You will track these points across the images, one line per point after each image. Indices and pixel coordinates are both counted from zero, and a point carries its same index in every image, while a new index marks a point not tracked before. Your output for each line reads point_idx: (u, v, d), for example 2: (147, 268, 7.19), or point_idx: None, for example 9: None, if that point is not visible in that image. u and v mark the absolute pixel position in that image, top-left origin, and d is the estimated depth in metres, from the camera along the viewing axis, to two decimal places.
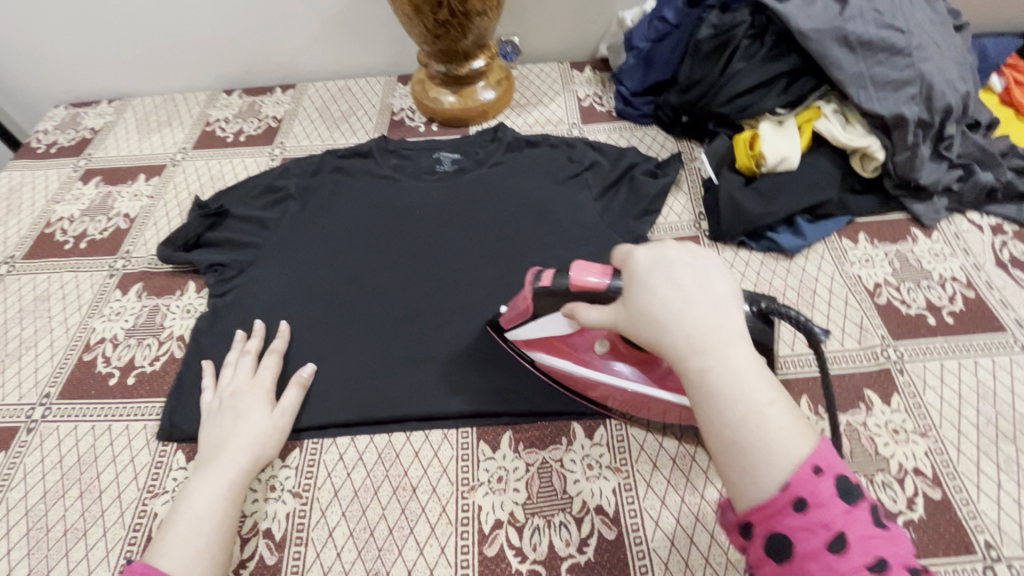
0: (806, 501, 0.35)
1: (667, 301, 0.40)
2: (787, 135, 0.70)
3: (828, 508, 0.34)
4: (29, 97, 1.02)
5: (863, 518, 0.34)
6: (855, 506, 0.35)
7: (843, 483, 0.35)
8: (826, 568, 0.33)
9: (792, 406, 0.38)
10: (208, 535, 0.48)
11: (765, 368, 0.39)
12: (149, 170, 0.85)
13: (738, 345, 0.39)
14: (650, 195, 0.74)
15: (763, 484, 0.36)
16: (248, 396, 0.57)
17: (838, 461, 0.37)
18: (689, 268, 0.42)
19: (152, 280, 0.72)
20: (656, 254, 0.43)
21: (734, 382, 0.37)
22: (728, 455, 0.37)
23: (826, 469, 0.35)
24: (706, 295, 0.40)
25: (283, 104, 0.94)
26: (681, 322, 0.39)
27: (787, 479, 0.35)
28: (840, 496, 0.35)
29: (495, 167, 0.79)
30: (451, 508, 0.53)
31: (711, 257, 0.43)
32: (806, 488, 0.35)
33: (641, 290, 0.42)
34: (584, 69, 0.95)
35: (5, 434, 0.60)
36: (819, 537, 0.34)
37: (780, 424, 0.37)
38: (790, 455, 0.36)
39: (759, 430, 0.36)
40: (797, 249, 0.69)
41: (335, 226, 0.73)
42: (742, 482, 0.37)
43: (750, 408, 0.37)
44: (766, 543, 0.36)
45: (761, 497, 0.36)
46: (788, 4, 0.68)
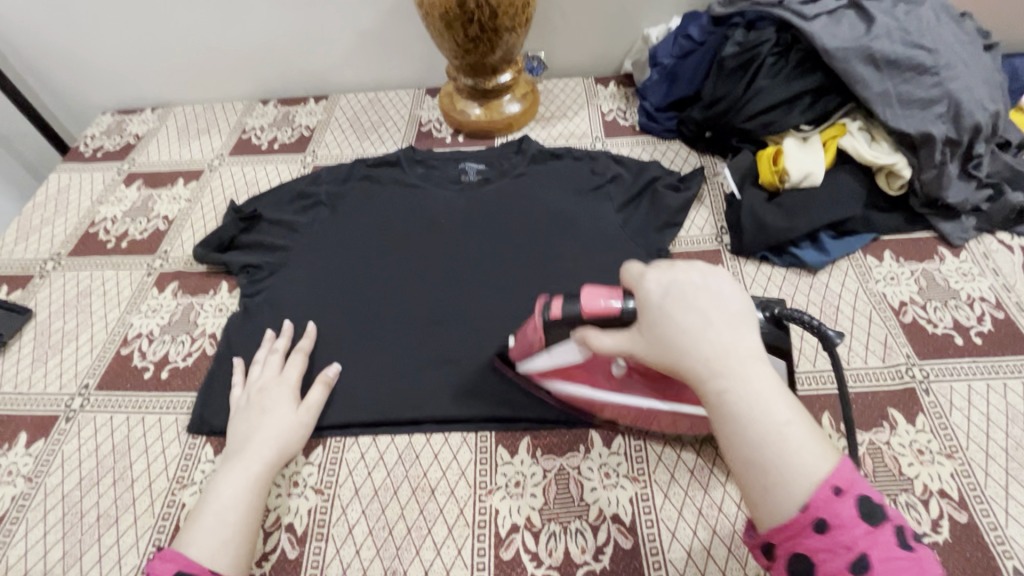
0: (827, 523, 0.36)
1: (684, 326, 0.41)
2: (812, 152, 0.70)
3: (849, 530, 0.36)
4: (79, 104, 1.07)
5: (886, 540, 0.36)
6: (877, 527, 0.36)
7: (866, 504, 0.36)
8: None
9: (813, 425, 0.39)
10: (233, 526, 0.50)
11: (784, 386, 0.40)
12: (188, 175, 0.89)
13: (757, 365, 0.40)
14: (672, 209, 0.75)
15: (784, 506, 0.37)
16: (275, 392, 0.59)
17: (860, 481, 0.37)
18: (701, 289, 0.42)
19: (187, 279, 0.75)
20: (667, 278, 0.43)
21: (754, 404, 0.38)
22: (749, 475, 0.39)
23: (846, 491, 0.36)
24: (721, 315, 0.41)
25: (315, 114, 0.97)
26: (700, 346, 0.40)
27: (807, 500, 0.37)
28: (861, 517, 0.36)
29: (519, 179, 0.80)
30: (468, 511, 0.54)
31: (721, 274, 0.44)
32: (827, 510, 0.36)
33: (657, 315, 0.42)
34: (608, 84, 0.97)
35: (45, 422, 0.63)
36: (841, 558, 0.35)
37: (802, 445, 0.38)
38: (812, 476, 0.37)
39: (781, 451, 0.38)
40: (820, 266, 0.69)
41: (364, 232, 0.76)
42: (762, 503, 0.38)
43: (773, 429, 0.38)
44: (788, 563, 0.37)
45: (781, 518, 0.37)
46: (813, 23, 0.69)
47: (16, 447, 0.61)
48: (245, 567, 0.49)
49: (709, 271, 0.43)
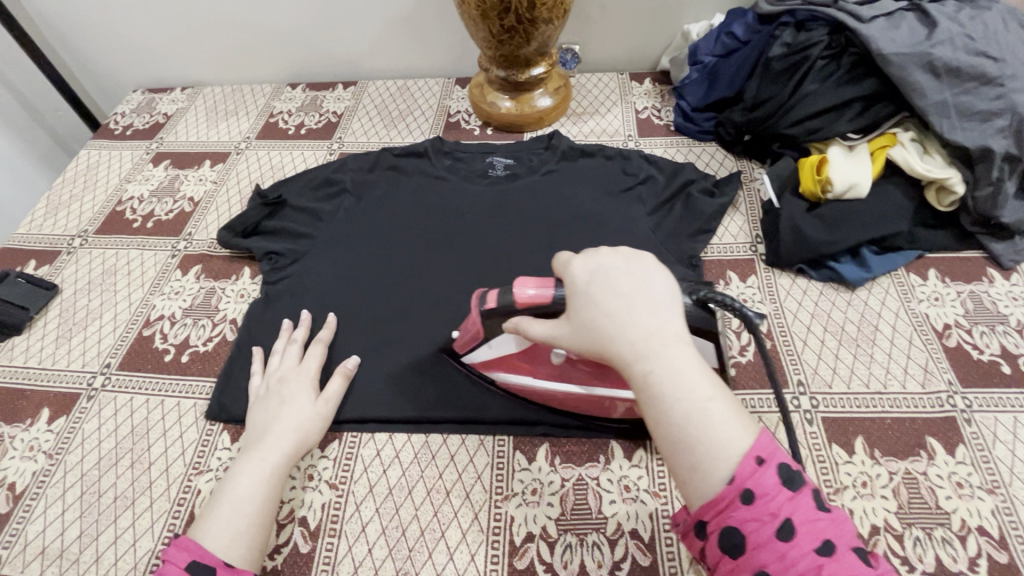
0: (753, 493, 0.37)
1: (611, 311, 0.43)
2: (857, 162, 0.67)
3: (773, 498, 0.37)
4: (112, 81, 1.08)
5: (807, 503, 0.37)
6: (798, 492, 0.37)
7: (785, 471, 0.38)
8: (777, 556, 0.35)
9: (730, 399, 0.41)
10: (249, 518, 0.49)
11: (703, 364, 0.41)
12: (215, 157, 0.89)
13: (678, 345, 0.41)
14: (706, 214, 0.72)
15: (709, 480, 0.38)
16: (294, 383, 0.59)
17: (779, 450, 0.39)
18: (626, 276, 0.44)
19: (210, 263, 0.75)
20: (594, 264, 0.46)
21: (675, 383, 0.40)
22: (675, 454, 0.40)
23: (767, 460, 0.38)
24: (645, 301, 0.43)
25: (344, 100, 0.96)
26: (624, 331, 0.42)
27: (732, 473, 0.38)
28: (783, 483, 0.37)
29: (549, 175, 0.78)
30: (483, 516, 0.53)
31: (647, 262, 0.46)
32: (751, 480, 0.37)
33: (586, 303, 0.44)
34: (643, 81, 0.94)
35: (67, 398, 0.63)
36: (768, 526, 0.36)
37: (721, 419, 0.39)
38: (733, 449, 0.38)
39: (702, 428, 0.39)
40: (860, 282, 0.66)
41: (387, 223, 0.75)
42: (692, 480, 0.39)
43: (693, 405, 0.39)
44: (720, 540, 0.38)
45: (708, 492, 0.38)
46: (871, 26, 0.65)
47: (38, 423, 0.62)
48: (258, 560, 0.49)
49: (634, 258, 0.46)
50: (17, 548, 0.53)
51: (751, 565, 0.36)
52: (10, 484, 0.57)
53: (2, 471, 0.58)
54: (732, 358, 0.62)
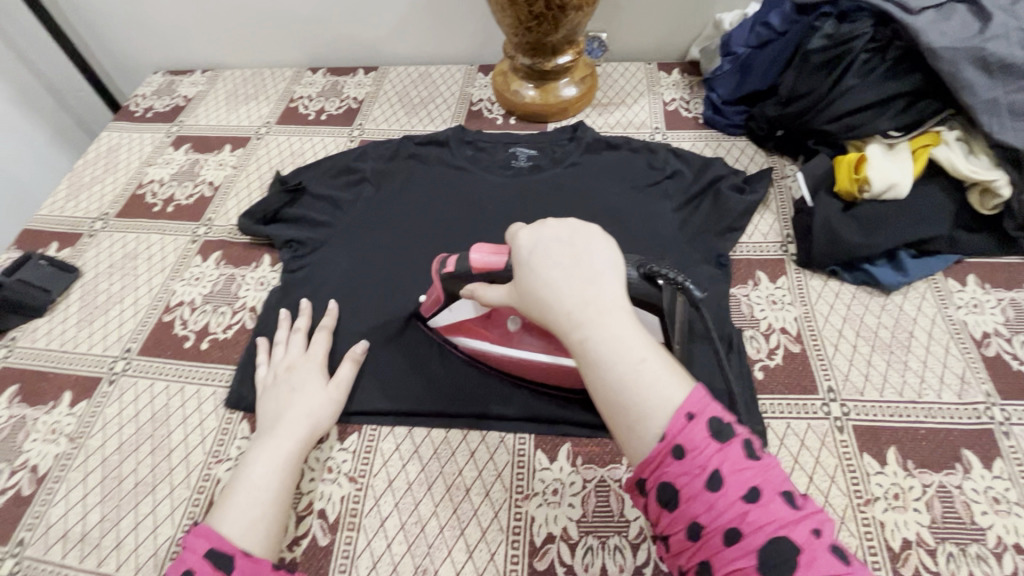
0: (683, 448, 0.36)
1: (549, 281, 0.42)
2: (898, 161, 0.65)
3: (702, 452, 0.36)
4: (132, 62, 1.07)
5: (736, 452, 0.36)
6: (727, 444, 0.36)
7: (716, 424, 0.37)
8: (707, 507, 0.35)
9: (667, 358, 0.40)
10: (264, 504, 0.49)
11: (640, 327, 0.41)
12: (235, 142, 0.88)
13: (615, 309, 0.41)
14: (735, 212, 0.70)
15: (643, 439, 0.37)
16: (304, 371, 0.59)
17: (712, 404, 0.38)
18: (567, 246, 0.44)
19: (230, 249, 0.74)
20: (536, 237, 0.45)
21: (608, 347, 0.39)
22: (612, 416, 0.39)
23: (697, 414, 0.37)
24: (584, 269, 0.43)
25: (364, 85, 0.95)
26: (560, 299, 0.41)
27: (664, 430, 0.37)
28: (711, 436, 0.36)
29: (573, 168, 0.76)
30: (504, 515, 0.52)
31: (590, 231, 0.45)
32: (681, 435, 0.36)
33: (528, 274, 0.44)
34: (671, 71, 0.91)
35: (88, 382, 0.63)
36: (698, 478, 0.35)
37: (655, 379, 0.38)
38: (665, 407, 0.37)
39: (635, 390, 0.38)
40: (896, 286, 0.64)
41: (407, 214, 0.73)
42: (629, 441, 0.38)
43: (627, 367, 0.39)
44: (657, 496, 0.37)
45: (642, 452, 0.37)
46: (920, 17, 0.62)
47: (60, 406, 0.62)
48: (275, 549, 0.48)
49: (576, 228, 0.45)
50: (40, 531, 0.54)
51: (684, 518, 0.36)
52: (33, 467, 0.58)
53: (24, 453, 0.59)
54: (759, 361, 0.60)
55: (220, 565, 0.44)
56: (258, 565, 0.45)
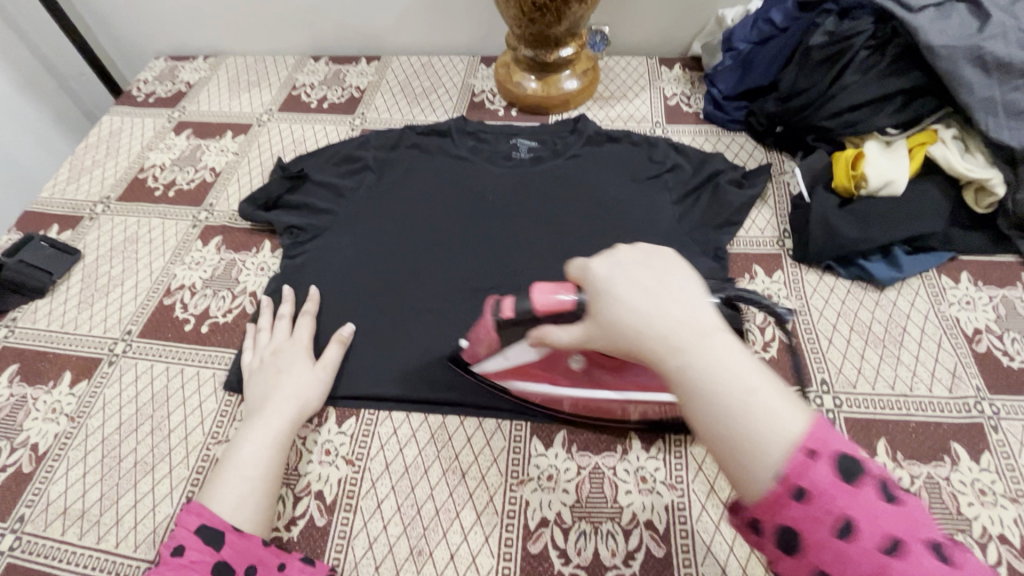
0: (807, 491, 0.33)
1: (634, 305, 0.40)
2: (895, 159, 0.65)
3: (831, 496, 0.33)
4: (134, 46, 1.07)
5: (871, 496, 0.33)
6: (859, 486, 0.33)
7: (843, 463, 0.33)
8: (836, 556, 0.32)
9: (779, 384, 0.37)
10: (253, 481, 0.50)
11: (746, 350, 0.38)
12: (237, 128, 0.88)
13: (714, 333, 0.38)
14: (733, 206, 0.70)
15: (760, 477, 0.34)
16: (290, 353, 0.60)
17: (837, 440, 0.34)
18: (647, 269, 0.42)
19: (231, 235, 0.75)
20: (611, 262, 0.43)
21: (714, 373, 0.36)
22: (724, 450, 0.36)
23: (820, 452, 0.34)
24: (670, 292, 0.40)
25: (367, 74, 0.95)
26: (650, 323, 0.39)
27: (782, 470, 0.34)
28: (841, 477, 0.33)
29: (573, 160, 0.77)
30: (498, 499, 0.53)
31: (667, 256, 0.43)
32: (804, 476, 0.33)
33: (607, 299, 0.41)
34: (673, 66, 0.92)
35: (89, 363, 0.64)
36: (826, 526, 0.32)
37: (769, 409, 0.35)
38: (782, 441, 0.34)
39: (745, 420, 0.35)
40: (890, 282, 0.64)
41: (408, 202, 0.74)
42: (741, 477, 0.35)
43: (737, 396, 0.36)
44: (776, 539, 0.34)
45: (760, 492, 0.34)
46: (920, 16, 0.62)
47: (61, 385, 0.62)
48: (266, 523, 0.49)
49: (652, 252, 0.43)
50: (40, 507, 0.54)
51: (808, 565, 0.33)
52: (33, 445, 0.58)
53: (25, 431, 0.59)
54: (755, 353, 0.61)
55: (210, 541, 0.45)
56: (247, 541, 0.46)
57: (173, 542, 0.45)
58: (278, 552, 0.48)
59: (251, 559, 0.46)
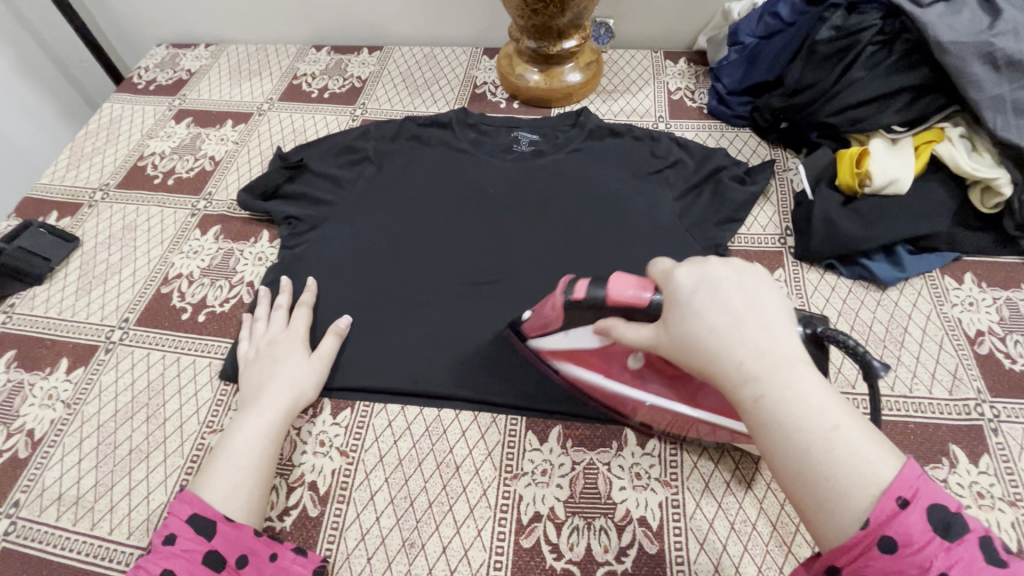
0: (896, 541, 0.33)
1: (716, 325, 0.39)
2: (900, 157, 0.64)
3: (923, 549, 0.33)
4: (135, 33, 1.07)
5: (970, 553, 0.32)
6: (957, 542, 0.33)
7: (937, 515, 0.34)
8: None
9: (864, 426, 0.36)
10: (245, 471, 0.50)
11: (830, 387, 0.37)
12: (237, 117, 0.87)
13: (798, 364, 0.38)
14: (735, 202, 0.70)
15: (842, 521, 0.34)
16: (286, 344, 0.60)
17: (931, 490, 0.34)
18: (736, 289, 0.41)
19: (229, 224, 0.74)
20: (699, 273, 0.42)
21: (795, 409, 0.36)
22: (801, 488, 0.36)
23: (912, 502, 0.34)
24: (756, 315, 0.40)
25: (368, 65, 0.94)
26: (732, 348, 0.39)
27: (868, 517, 0.34)
28: (936, 530, 0.33)
29: (575, 154, 0.76)
30: (492, 493, 0.53)
31: (757, 275, 0.42)
32: (894, 527, 0.33)
33: (686, 314, 0.41)
34: (678, 60, 0.91)
35: (85, 350, 0.64)
36: None
37: (854, 451, 0.35)
38: (868, 487, 0.34)
39: (828, 462, 0.35)
40: (892, 282, 0.63)
41: (408, 194, 0.73)
42: (820, 518, 0.35)
43: (819, 436, 0.36)
44: None
45: (840, 536, 0.35)
46: (929, 11, 0.61)
47: (57, 371, 0.62)
48: (258, 514, 0.49)
49: (745, 269, 0.42)
50: (34, 493, 0.55)
51: None
52: (29, 431, 0.58)
53: (21, 418, 0.59)
54: None
55: (202, 530, 0.45)
56: (238, 530, 0.46)
57: (166, 530, 0.45)
58: (270, 542, 0.48)
59: (243, 547, 0.46)
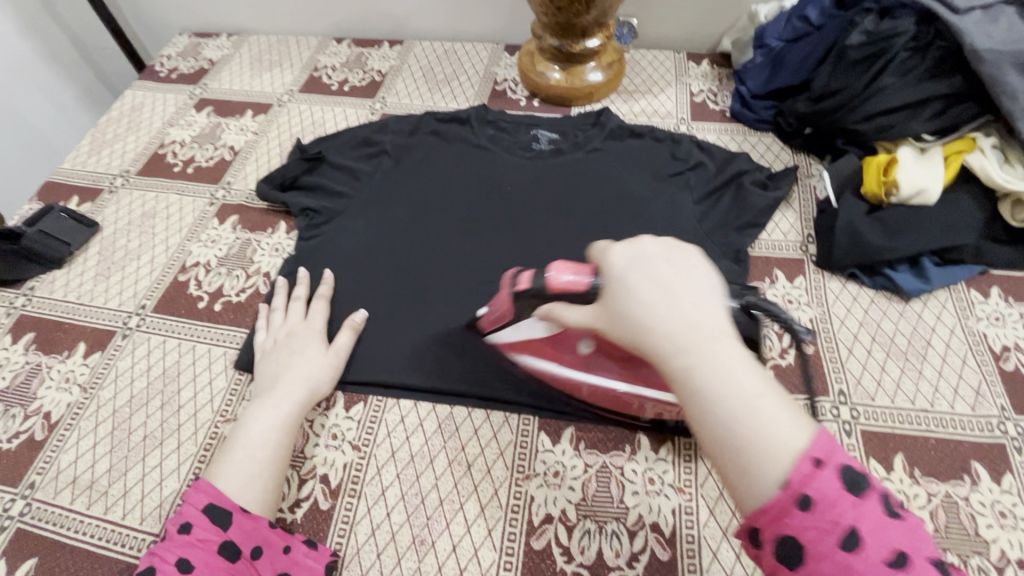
0: (811, 499, 0.33)
1: (647, 300, 0.40)
2: (928, 166, 0.63)
3: (838, 506, 0.33)
4: (158, 21, 1.07)
5: (874, 508, 0.33)
6: (864, 499, 0.33)
7: (849, 474, 0.34)
8: (842, 569, 0.32)
9: (783, 396, 0.37)
10: (260, 462, 0.50)
11: (752, 358, 0.38)
12: (257, 108, 0.88)
13: (723, 337, 0.38)
14: (756, 208, 0.69)
15: (760, 485, 0.34)
16: (303, 336, 0.60)
17: (840, 452, 0.35)
18: (667, 264, 0.41)
19: (247, 214, 0.74)
20: (632, 252, 0.42)
21: (719, 378, 0.36)
22: (725, 456, 0.36)
23: (825, 462, 0.34)
24: (687, 290, 0.40)
25: (389, 59, 0.94)
26: (660, 321, 0.39)
27: (786, 477, 0.34)
28: (846, 488, 0.33)
29: (594, 154, 0.76)
30: (503, 493, 0.52)
31: (688, 251, 0.43)
32: (809, 485, 0.33)
33: (621, 290, 0.41)
34: (701, 62, 0.89)
35: (103, 335, 0.64)
36: (831, 536, 0.32)
37: (773, 418, 0.35)
38: (787, 451, 0.34)
39: (748, 427, 0.35)
40: (916, 293, 0.62)
41: (425, 189, 0.73)
42: (741, 485, 0.35)
43: (741, 403, 0.36)
44: (776, 549, 0.34)
45: (759, 501, 0.34)
46: (965, 18, 0.60)
47: (75, 355, 0.63)
48: (272, 505, 0.50)
49: (676, 247, 0.42)
50: (50, 475, 0.55)
51: None
52: (46, 413, 0.59)
53: (38, 400, 0.60)
54: (772, 359, 0.60)
55: (218, 520, 0.46)
56: (254, 522, 0.47)
57: (181, 519, 0.46)
58: (284, 535, 0.48)
59: (258, 539, 0.47)
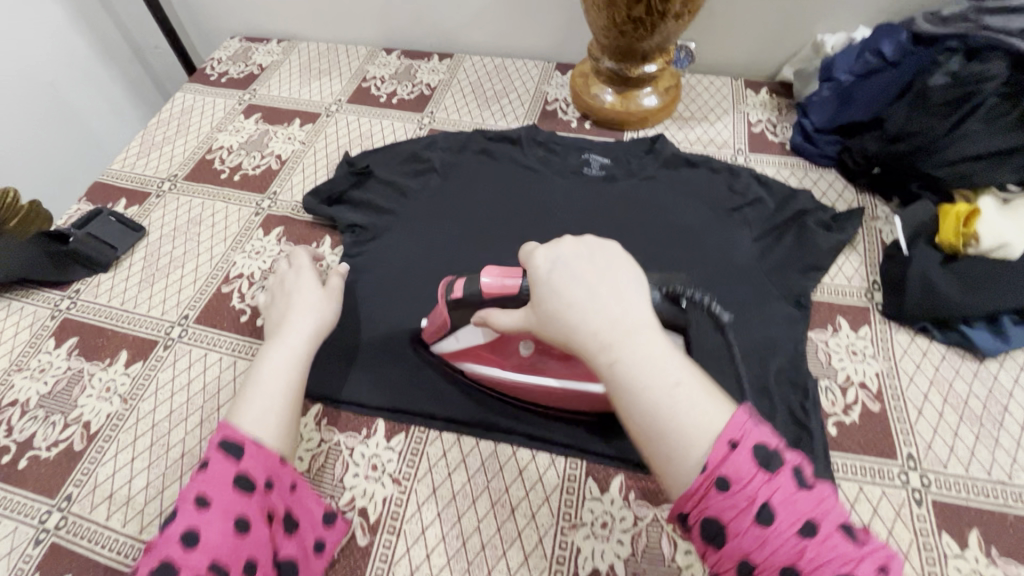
0: (727, 480, 0.35)
1: (572, 301, 0.41)
2: (1013, 220, 0.60)
3: (752, 484, 0.34)
4: (210, 25, 1.08)
5: (787, 482, 0.34)
6: (777, 473, 0.35)
7: (762, 452, 0.35)
8: (759, 543, 0.34)
9: (703, 380, 0.39)
10: (279, 396, 0.50)
11: (672, 348, 0.40)
12: (305, 117, 0.87)
13: (643, 333, 0.39)
14: (820, 251, 0.66)
15: (685, 471, 0.36)
16: (301, 276, 0.60)
17: (757, 429, 0.36)
18: (588, 265, 0.43)
19: (292, 226, 0.74)
20: (554, 255, 0.44)
21: (641, 370, 0.38)
22: (651, 446, 0.37)
23: (740, 443, 0.35)
24: (609, 289, 0.41)
25: (438, 72, 0.93)
26: (585, 321, 0.40)
27: (705, 460, 0.35)
28: (759, 466, 0.35)
29: (648, 182, 0.73)
30: (548, 541, 0.50)
31: (609, 249, 0.44)
32: (726, 467, 0.35)
33: (547, 291, 0.42)
34: (759, 90, 0.87)
35: (145, 344, 0.64)
36: (747, 513, 0.34)
37: (691, 404, 0.37)
38: (706, 436, 0.36)
39: (670, 415, 0.37)
40: (993, 353, 0.58)
41: (472, 210, 0.72)
42: (668, 474, 0.37)
43: (663, 392, 0.37)
44: (701, 532, 0.36)
45: (684, 488, 0.36)
46: None
47: (116, 364, 0.62)
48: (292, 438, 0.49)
49: (597, 247, 0.44)
50: (87, 488, 0.54)
51: (733, 556, 0.34)
52: (86, 422, 0.58)
53: (78, 408, 0.59)
54: (834, 416, 0.56)
55: (230, 452, 0.45)
56: (268, 453, 0.46)
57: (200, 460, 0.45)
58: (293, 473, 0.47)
59: (271, 473, 0.46)
